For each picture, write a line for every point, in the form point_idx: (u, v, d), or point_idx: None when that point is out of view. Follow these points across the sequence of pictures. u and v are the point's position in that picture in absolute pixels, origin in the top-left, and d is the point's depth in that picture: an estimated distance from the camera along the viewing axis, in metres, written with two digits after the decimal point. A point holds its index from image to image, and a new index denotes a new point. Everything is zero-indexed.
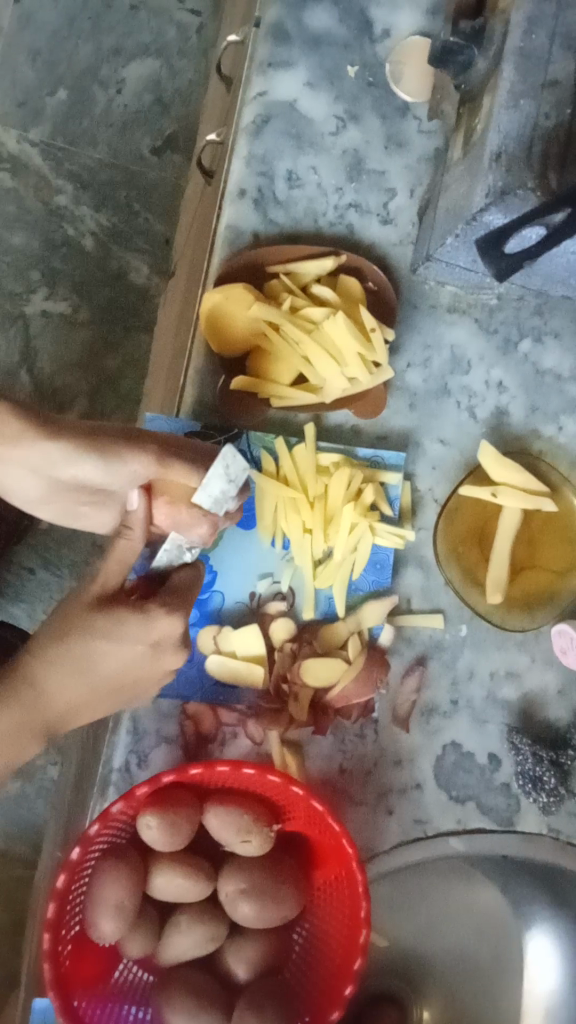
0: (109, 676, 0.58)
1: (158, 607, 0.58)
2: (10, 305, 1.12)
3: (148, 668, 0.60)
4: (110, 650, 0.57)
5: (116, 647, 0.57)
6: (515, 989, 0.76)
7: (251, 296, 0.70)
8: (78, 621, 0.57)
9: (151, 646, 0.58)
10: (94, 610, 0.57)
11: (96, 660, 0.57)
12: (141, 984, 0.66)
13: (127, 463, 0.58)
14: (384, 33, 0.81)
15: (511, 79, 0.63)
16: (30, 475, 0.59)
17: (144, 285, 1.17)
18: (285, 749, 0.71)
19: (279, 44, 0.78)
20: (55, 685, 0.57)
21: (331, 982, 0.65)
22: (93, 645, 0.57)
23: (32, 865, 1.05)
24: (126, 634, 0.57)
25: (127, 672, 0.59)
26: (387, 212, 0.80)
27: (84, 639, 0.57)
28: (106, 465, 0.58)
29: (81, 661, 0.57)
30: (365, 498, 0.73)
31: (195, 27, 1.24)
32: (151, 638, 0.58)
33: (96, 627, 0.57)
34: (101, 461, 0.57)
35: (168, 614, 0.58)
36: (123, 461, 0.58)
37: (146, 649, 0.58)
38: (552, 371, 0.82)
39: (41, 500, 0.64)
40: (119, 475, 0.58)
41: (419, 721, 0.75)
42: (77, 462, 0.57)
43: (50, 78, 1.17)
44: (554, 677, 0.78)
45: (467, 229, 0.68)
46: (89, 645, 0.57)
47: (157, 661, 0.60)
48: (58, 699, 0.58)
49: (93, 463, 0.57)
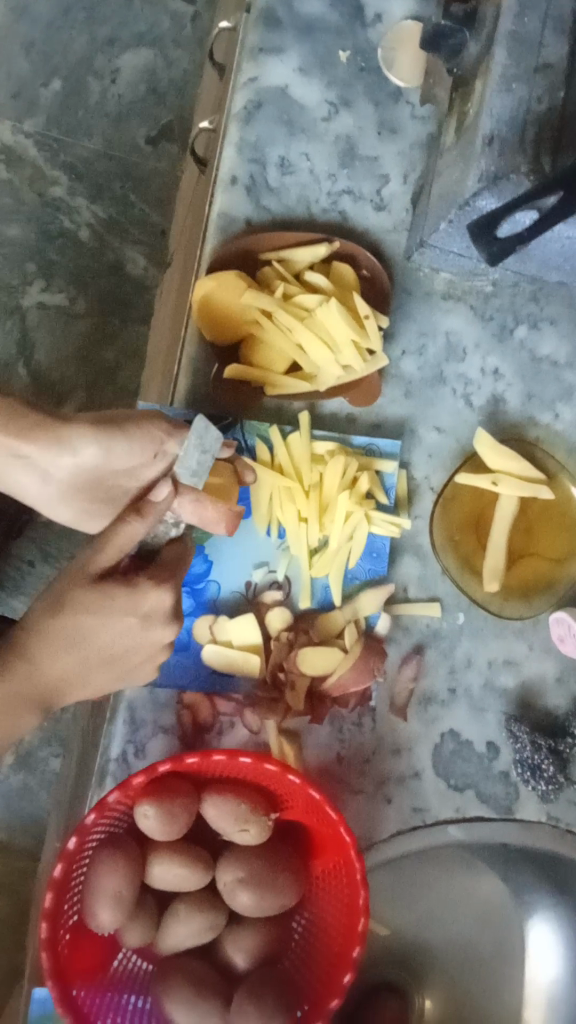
0: (104, 648, 0.59)
1: (148, 581, 0.59)
2: (8, 298, 1.12)
3: (141, 640, 0.60)
4: (101, 624, 0.57)
5: (108, 619, 0.57)
6: (516, 982, 0.78)
7: (243, 283, 0.70)
8: (71, 598, 0.57)
9: (141, 619, 0.59)
10: (85, 587, 0.57)
11: (88, 631, 0.57)
12: (140, 974, 0.66)
13: (147, 438, 0.60)
14: (376, 19, 0.80)
15: (503, 63, 0.62)
16: (47, 472, 0.59)
17: (141, 276, 1.17)
18: (282, 739, 0.71)
19: (271, 30, 0.78)
20: (48, 656, 0.58)
21: (330, 970, 0.65)
22: (85, 617, 0.57)
23: (35, 858, 1.06)
24: (116, 608, 0.57)
25: (119, 642, 0.59)
26: (381, 199, 0.79)
27: (76, 616, 0.57)
28: (131, 444, 0.59)
29: (75, 632, 0.57)
30: (361, 486, 0.72)
31: (190, 16, 1.23)
32: (141, 610, 0.58)
33: (86, 602, 0.57)
34: (122, 442, 0.59)
35: (157, 589, 0.59)
36: (142, 436, 0.59)
37: (135, 621, 0.58)
38: (548, 358, 0.81)
39: (51, 502, 0.63)
40: (140, 453, 0.60)
41: (417, 709, 0.75)
42: (93, 445, 0.58)
43: (45, 69, 1.17)
44: (552, 665, 0.78)
45: (460, 215, 0.68)
46: (82, 620, 0.57)
47: (149, 633, 0.60)
48: (52, 671, 0.58)
49: (120, 446, 0.59)
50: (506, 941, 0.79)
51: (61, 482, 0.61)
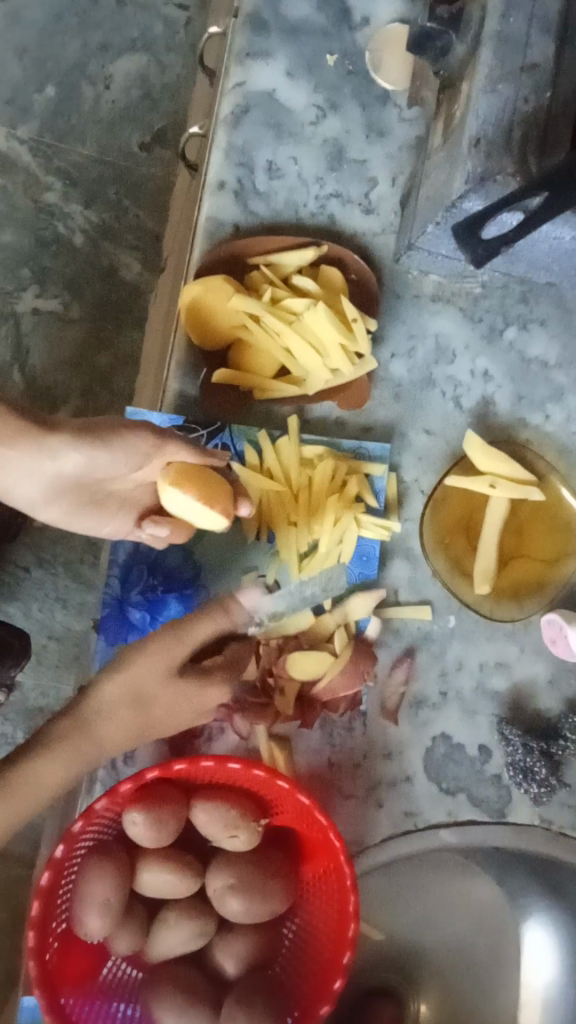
0: (159, 724, 0.64)
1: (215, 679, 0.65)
2: (2, 304, 1.12)
3: (191, 719, 0.65)
4: (166, 709, 0.64)
5: (175, 710, 0.64)
6: (511, 985, 0.78)
7: (230, 287, 0.70)
8: (148, 686, 0.63)
9: (198, 710, 0.65)
10: (160, 679, 0.63)
11: (154, 713, 0.63)
12: (130, 981, 0.66)
13: (134, 444, 0.59)
14: (363, 21, 0.80)
15: (490, 65, 0.62)
16: (33, 478, 0.58)
17: (134, 281, 1.17)
18: (273, 744, 0.71)
19: (257, 33, 0.78)
20: (110, 727, 0.62)
21: (321, 976, 0.64)
22: (157, 706, 0.63)
23: (32, 865, 1.05)
24: (187, 702, 0.64)
25: (176, 724, 0.64)
26: (369, 202, 0.79)
27: (147, 702, 0.63)
28: (114, 453, 0.58)
29: (141, 713, 0.63)
30: (350, 490, 0.73)
31: (182, 21, 1.23)
32: (203, 707, 0.65)
33: (161, 698, 0.63)
34: (109, 449, 0.57)
35: (222, 685, 0.65)
36: (127, 446, 0.58)
37: (194, 711, 0.65)
38: (538, 359, 0.81)
39: (38, 504, 0.62)
40: (123, 459, 0.59)
41: (408, 713, 0.75)
42: (78, 453, 0.57)
43: (38, 75, 1.17)
44: (544, 667, 0.78)
45: (447, 216, 0.68)
46: (152, 704, 0.63)
47: (199, 717, 0.66)
48: (113, 738, 0.63)
49: (103, 454, 0.58)
50: (500, 943, 0.80)
51: (46, 486, 0.60)
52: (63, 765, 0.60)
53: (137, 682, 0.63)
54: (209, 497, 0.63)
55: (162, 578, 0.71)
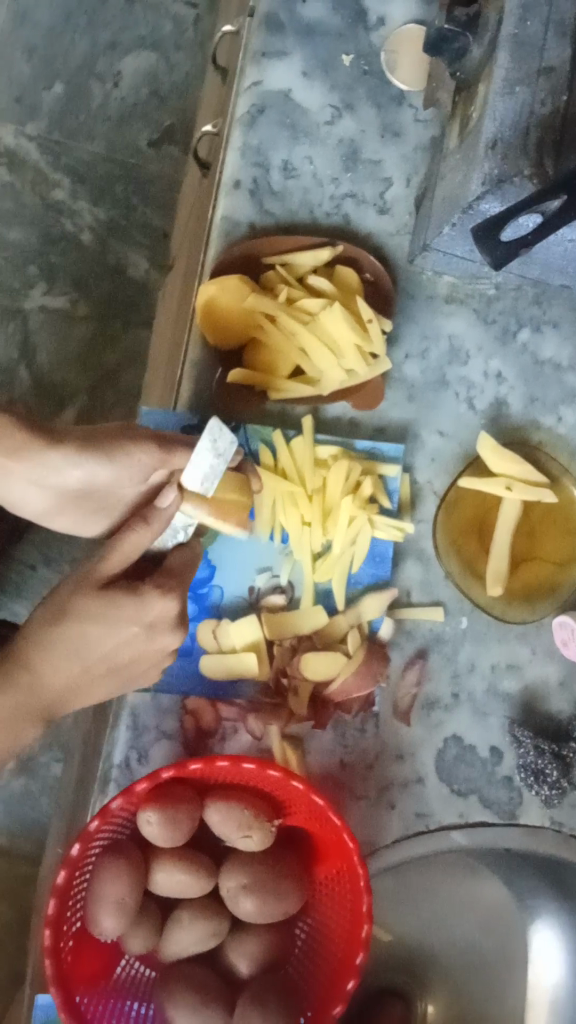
0: (100, 658, 0.59)
1: (150, 587, 0.58)
2: (9, 301, 1.12)
3: (143, 649, 0.60)
4: (106, 632, 0.57)
5: (113, 630, 0.57)
6: (520, 981, 0.77)
7: (246, 286, 0.70)
8: (75, 604, 0.57)
9: (146, 627, 0.59)
10: (87, 596, 0.57)
11: (96, 646, 0.58)
12: (143, 980, 0.66)
13: (134, 459, 0.58)
14: (378, 22, 0.80)
15: (506, 67, 0.62)
16: (35, 486, 0.58)
17: (142, 279, 1.17)
18: (286, 744, 0.70)
19: (273, 33, 0.78)
20: (47, 665, 0.58)
21: (334, 976, 0.65)
22: (93, 628, 0.57)
23: (38, 863, 1.05)
24: (122, 615, 0.57)
25: (122, 655, 0.59)
26: (384, 203, 0.79)
27: (80, 625, 0.57)
28: (117, 466, 0.58)
29: (79, 644, 0.57)
30: (364, 491, 0.73)
31: (191, 20, 1.23)
32: (146, 619, 0.58)
33: (90, 615, 0.57)
34: (108, 460, 0.57)
35: (161, 596, 0.59)
36: (128, 462, 0.58)
37: (141, 630, 0.59)
38: (551, 361, 0.81)
39: (49, 509, 0.62)
40: (127, 472, 0.58)
41: (420, 714, 0.75)
42: (78, 465, 0.57)
43: (46, 73, 1.17)
44: (555, 669, 0.78)
45: (464, 218, 0.68)
46: (87, 629, 0.57)
47: (151, 643, 0.60)
48: (53, 680, 0.58)
49: (103, 466, 0.57)
50: (508, 942, 0.79)
51: (52, 491, 0.59)
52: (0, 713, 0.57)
53: (65, 602, 0.58)
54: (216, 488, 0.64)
55: None
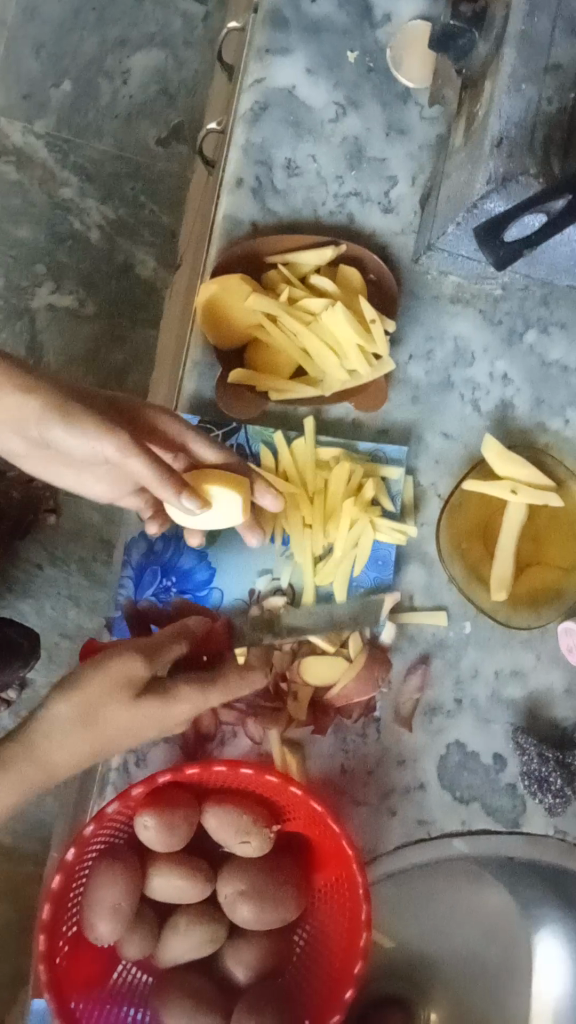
0: (114, 741, 0.58)
1: (178, 692, 0.60)
2: (17, 299, 1.11)
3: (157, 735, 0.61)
4: (129, 733, 0.59)
5: (140, 733, 0.59)
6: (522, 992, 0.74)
7: (249, 287, 0.69)
8: (104, 701, 0.57)
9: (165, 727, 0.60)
10: (121, 701, 0.58)
11: (119, 743, 0.59)
12: (139, 986, 0.65)
13: (89, 436, 0.56)
14: (384, 18, 0.79)
15: (512, 64, 0.60)
16: (10, 436, 0.60)
17: (149, 278, 1.16)
18: (285, 749, 0.70)
19: (277, 30, 0.77)
20: (66, 748, 0.58)
21: (331, 986, 0.64)
22: (117, 726, 0.58)
23: (41, 863, 1.05)
24: (146, 716, 0.58)
25: (134, 739, 0.59)
26: (388, 201, 0.78)
27: (104, 728, 0.58)
28: (72, 434, 0.56)
29: (103, 740, 0.58)
30: (366, 494, 0.72)
31: (201, 17, 1.22)
32: (167, 723, 0.60)
33: (124, 721, 0.58)
34: (65, 426, 0.56)
35: (187, 707, 0.60)
36: (85, 434, 0.56)
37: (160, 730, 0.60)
38: (558, 363, 0.80)
39: (28, 460, 0.65)
40: (79, 443, 0.57)
41: (422, 720, 0.74)
42: (39, 421, 0.57)
43: (55, 70, 1.16)
44: (560, 676, 0.77)
45: (468, 217, 0.67)
46: (116, 731, 0.58)
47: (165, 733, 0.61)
48: (65, 760, 0.58)
49: (56, 430, 0.57)
50: (513, 952, 0.75)
51: (22, 440, 0.61)
52: (21, 783, 0.57)
53: (100, 709, 0.57)
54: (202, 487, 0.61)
55: (176, 581, 0.71)
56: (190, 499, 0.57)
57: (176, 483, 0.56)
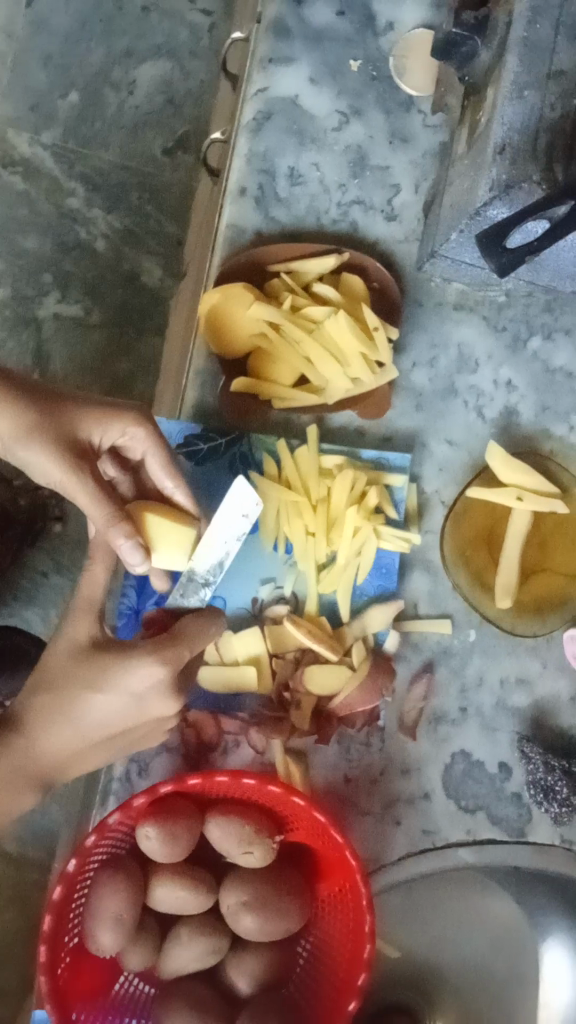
0: (87, 717, 0.57)
1: (139, 655, 0.57)
2: (24, 308, 1.12)
3: (136, 717, 0.58)
4: (95, 701, 0.57)
5: (103, 701, 0.57)
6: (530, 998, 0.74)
7: (251, 295, 0.69)
8: (66, 665, 0.57)
9: (136, 699, 0.57)
10: (76, 658, 0.57)
11: (92, 720, 0.57)
12: (142, 997, 0.65)
13: (50, 461, 0.57)
14: (387, 26, 0.79)
15: (515, 71, 0.60)
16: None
17: (155, 286, 1.17)
18: (289, 758, 0.69)
19: (280, 39, 0.77)
20: (40, 729, 0.57)
21: (335, 997, 0.63)
22: (83, 694, 0.56)
23: (48, 870, 1.05)
24: (110, 680, 0.56)
25: (111, 723, 0.58)
26: (392, 209, 0.78)
27: (70, 694, 0.56)
28: (35, 456, 0.58)
29: (74, 716, 0.57)
30: (369, 501, 0.71)
31: (206, 27, 1.23)
32: (133, 689, 0.57)
33: (81, 681, 0.56)
34: (31, 447, 0.58)
35: (148, 663, 0.56)
36: (48, 456, 0.57)
37: (129, 701, 0.57)
38: (563, 370, 0.80)
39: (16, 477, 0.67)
40: (43, 466, 0.58)
41: (427, 729, 0.74)
42: (10, 440, 0.59)
43: (62, 81, 1.17)
44: (566, 685, 0.76)
45: (471, 225, 0.66)
46: (77, 695, 0.56)
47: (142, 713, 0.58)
48: (46, 748, 0.57)
49: (23, 452, 0.58)
50: (517, 959, 0.75)
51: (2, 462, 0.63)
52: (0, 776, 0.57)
53: (56, 670, 0.57)
54: (159, 542, 0.62)
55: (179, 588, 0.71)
56: (131, 546, 0.56)
57: (119, 525, 0.56)
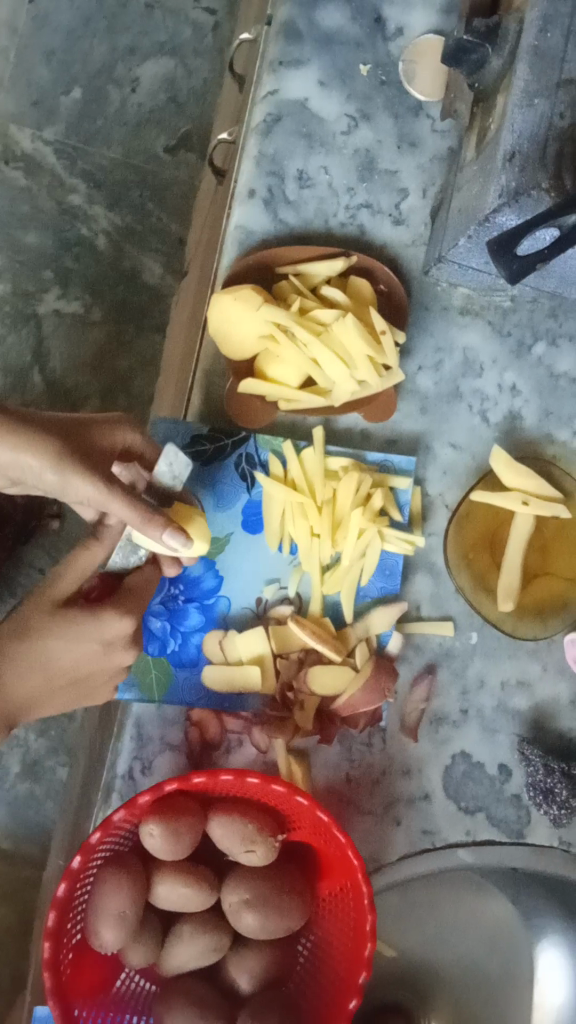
0: (56, 664, 0.60)
1: (109, 606, 0.60)
2: (24, 304, 1.12)
3: (101, 663, 0.61)
4: (64, 647, 0.59)
5: (74, 647, 0.59)
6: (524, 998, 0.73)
7: (260, 295, 0.68)
8: (37, 618, 0.59)
9: (104, 644, 0.60)
10: (46, 611, 0.59)
11: (60, 663, 0.60)
12: (143, 993, 0.65)
13: (77, 482, 0.57)
14: (397, 32, 0.80)
15: (526, 78, 0.61)
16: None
17: (157, 285, 1.17)
18: (291, 758, 0.70)
19: (290, 42, 0.77)
20: (11, 675, 0.59)
21: (336, 996, 0.64)
22: (54, 643, 0.59)
23: (42, 867, 1.05)
24: (79, 630, 0.59)
25: (80, 670, 0.61)
26: (399, 213, 0.79)
27: (41, 641, 0.58)
28: (60, 475, 0.58)
29: (43, 661, 0.59)
30: (374, 504, 0.72)
31: (211, 26, 1.23)
32: (104, 636, 0.60)
33: (53, 627, 0.58)
34: (57, 470, 0.58)
35: (118, 616, 0.60)
36: (72, 473, 0.57)
37: (97, 646, 0.60)
38: (567, 375, 0.80)
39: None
40: (69, 486, 0.58)
41: (428, 730, 0.74)
42: (32, 465, 0.58)
43: (65, 78, 1.17)
44: (566, 687, 0.77)
45: (480, 230, 0.67)
46: (51, 642, 0.59)
47: (108, 658, 0.61)
48: (17, 690, 0.59)
49: (48, 473, 0.58)
50: (513, 958, 0.74)
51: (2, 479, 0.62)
52: None
53: (25, 619, 0.59)
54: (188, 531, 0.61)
55: (183, 586, 0.71)
56: (173, 536, 0.57)
57: (157, 519, 0.56)
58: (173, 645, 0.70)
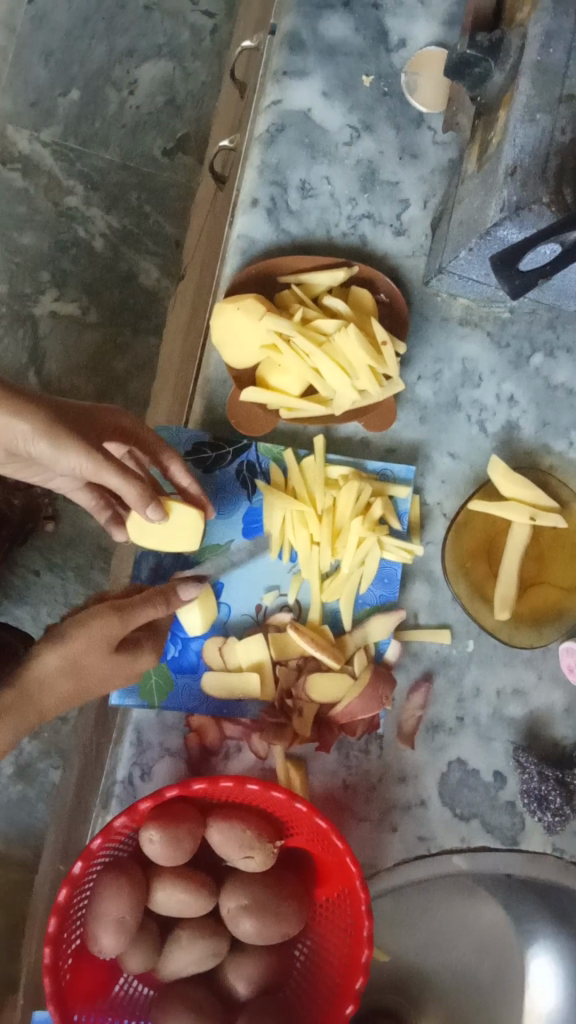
0: (94, 692, 0.63)
1: (146, 648, 0.66)
2: (20, 305, 1.12)
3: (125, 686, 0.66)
4: (105, 680, 0.63)
5: (111, 678, 0.63)
6: None
7: (263, 305, 0.68)
8: (89, 657, 0.62)
9: (133, 677, 0.65)
10: (100, 655, 0.62)
11: (96, 689, 0.63)
12: (140, 999, 0.66)
13: (70, 455, 0.59)
14: (400, 43, 0.80)
15: (527, 94, 0.61)
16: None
17: (153, 288, 1.17)
18: (288, 764, 0.70)
19: (294, 52, 0.78)
20: (52, 695, 0.61)
21: (333, 1002, 0.64)
22: (97, 677, 0.62)
23: (32, 869, 1.05)
24: (122, 667, 0.63)
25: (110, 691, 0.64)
26: (400, 224, 0.79)
27: (88, 679, 0.62)
28: (56, 449, 0.58)
29: (83, 690, 0.62)
30: (374, 513, 0.72)
31: (209, 30, 1.23)
32: (137, 670, 0.65)
33: (102, 669, 0.62)
34: (53, 445, 0.58)
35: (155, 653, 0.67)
36: (68, 446, 0.58)
37: (128, 678, 0.65)
38: (564, 386, 0.81)
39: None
40: (65, 458, 0.59)
41: (425, 737, 0.75)
42: (33, 437, 0.58)
43: (63, 78, 1.17)
44: (561, 695, 0.78)
45: (481, 243, 0.68)
46: (98, 679, 0.62)
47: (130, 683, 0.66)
48: (54, 705, 0.61)
49: (46, 447, 0.58)
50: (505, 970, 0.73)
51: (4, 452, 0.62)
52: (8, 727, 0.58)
53: (83, 661, 0.62)
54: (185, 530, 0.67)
55: None
56: (156, 508, 0.60)
57: (143, 496, 0.60)
58: (173, 652, 0.70)
